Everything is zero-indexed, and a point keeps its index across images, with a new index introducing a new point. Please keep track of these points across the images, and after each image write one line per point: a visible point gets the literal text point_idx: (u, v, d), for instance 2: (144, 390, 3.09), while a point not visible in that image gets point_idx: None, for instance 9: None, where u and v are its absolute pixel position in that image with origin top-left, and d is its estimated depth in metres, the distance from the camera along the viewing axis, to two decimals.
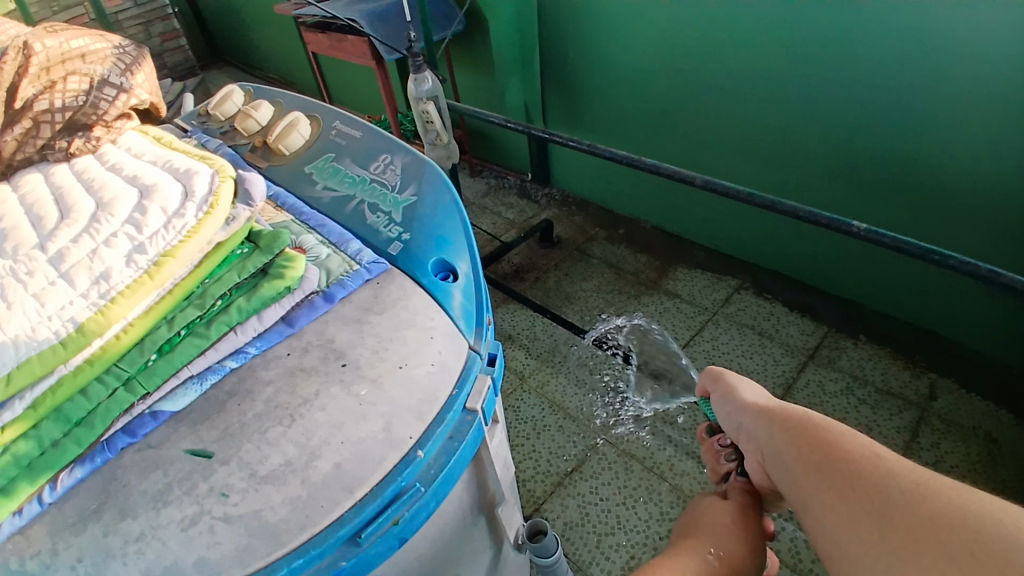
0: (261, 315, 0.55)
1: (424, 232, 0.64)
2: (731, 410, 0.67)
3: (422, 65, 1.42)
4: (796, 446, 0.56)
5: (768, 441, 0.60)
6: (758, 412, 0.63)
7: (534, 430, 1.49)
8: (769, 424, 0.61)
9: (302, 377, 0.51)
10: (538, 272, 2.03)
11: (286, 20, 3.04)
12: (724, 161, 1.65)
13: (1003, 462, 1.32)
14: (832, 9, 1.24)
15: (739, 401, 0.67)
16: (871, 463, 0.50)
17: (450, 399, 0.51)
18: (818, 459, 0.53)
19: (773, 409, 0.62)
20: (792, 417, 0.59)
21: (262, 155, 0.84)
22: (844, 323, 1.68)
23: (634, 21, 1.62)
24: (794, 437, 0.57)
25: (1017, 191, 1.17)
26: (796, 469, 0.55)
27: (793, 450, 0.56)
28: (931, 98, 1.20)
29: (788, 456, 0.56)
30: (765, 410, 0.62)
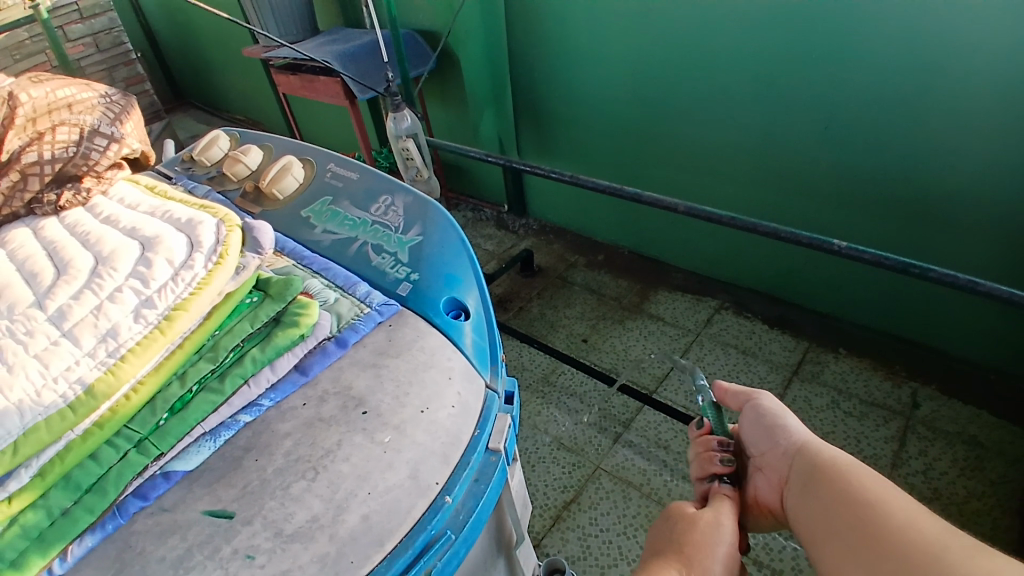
0: (275, 365, 0.54)
1: (433, 271, 0.64)
2: (764, 434, 0.68)
3: (400, 103, 1.44)
4: (831, 487, 0.57)
5: (802, 474, 0.60)
6: (794, 444, 0.64)
7: (529, 462, 1.48)
8: (807, 459, 0.61)
9: (322, 427, 0.50)
10: (522, 302, 2.03)
11: (253, 63, 3.05)
12: (698, 185, 1.70)
13: (991, 465, 1.35)
14: (796, 38, 1.31)
15: (775, 427, 0.67)
16: (901, 515, 0.51)
17: (473, 441, 0.51)
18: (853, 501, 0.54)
19: (811, 445, 0.63)
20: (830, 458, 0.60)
21: (252, 200, 0.82)
22: (823, 337, 1.72)
23: (604, 54, 1.68)
24: (830, 477, 0.58)
25: (978, 199, 1.24)
26: (828, 506, 0.56)
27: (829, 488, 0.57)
28: (892, 117, 1.27)
29: (824, 492, 0.57)
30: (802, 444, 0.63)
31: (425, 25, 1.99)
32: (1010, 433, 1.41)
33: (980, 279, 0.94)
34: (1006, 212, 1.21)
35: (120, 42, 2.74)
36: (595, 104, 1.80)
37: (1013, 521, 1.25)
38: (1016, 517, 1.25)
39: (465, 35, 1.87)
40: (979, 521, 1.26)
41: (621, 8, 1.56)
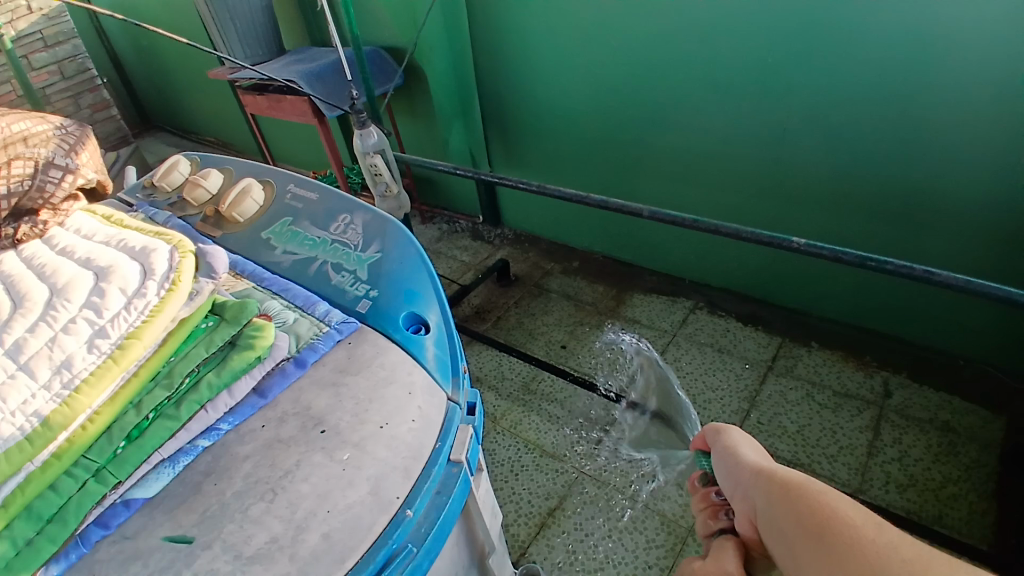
0: (232, 389, 0.54)
1: (392, 287, 0.65)
2: (729, 469, 0.57)
3: (366, 121, 1.44)
4: (797, 515, 0.45)
5: (764, 505, 0.49)
6: (757, 473, 0.52)
7: (512, 471, 1.48)
8: (767, 483, 0.50)
9: (281, 448, 0.50)
10: (499, 312, 2.04)
11: (221, 85, 3.03)
12: (665, 188, 1.73)
13: (961, 448, 1.38)
14: (750, 42, 1.35)
15: (739, 459, 0.56)
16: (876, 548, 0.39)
17: (434, 454, 0.52)
18: (820, 531, 0.43)
19: (775, 470, 0.51)
20: (793, 480, 0.49)
21: (212, 224, 0.83)
22: (795, 332, 1.75)
23: (567, 64, 1.71)
24: (792, 503, 0.46)
25: (933, 189, 1.28)
26: (793, 542, 0.44)
27: (792, 517, 0.45)
28: (846, 114, 1.31)
29: (787, 523, 0.45)
30: (765, 471, 0.52)
31: (390, 41, 2.01)
32: (978, 416, 1.45)
33: (936, 269, 0.97)
34: (960, 200, 1.26)
35: (84, 68, 2.70)
36: (561, 113, 1.83)
37: (987, 502, 1.28)
38: (989, 499, 1.28)
39: (429, 50, 1.87)
40: (954, 504, 1.29)
41: (581, 19, 1.59)
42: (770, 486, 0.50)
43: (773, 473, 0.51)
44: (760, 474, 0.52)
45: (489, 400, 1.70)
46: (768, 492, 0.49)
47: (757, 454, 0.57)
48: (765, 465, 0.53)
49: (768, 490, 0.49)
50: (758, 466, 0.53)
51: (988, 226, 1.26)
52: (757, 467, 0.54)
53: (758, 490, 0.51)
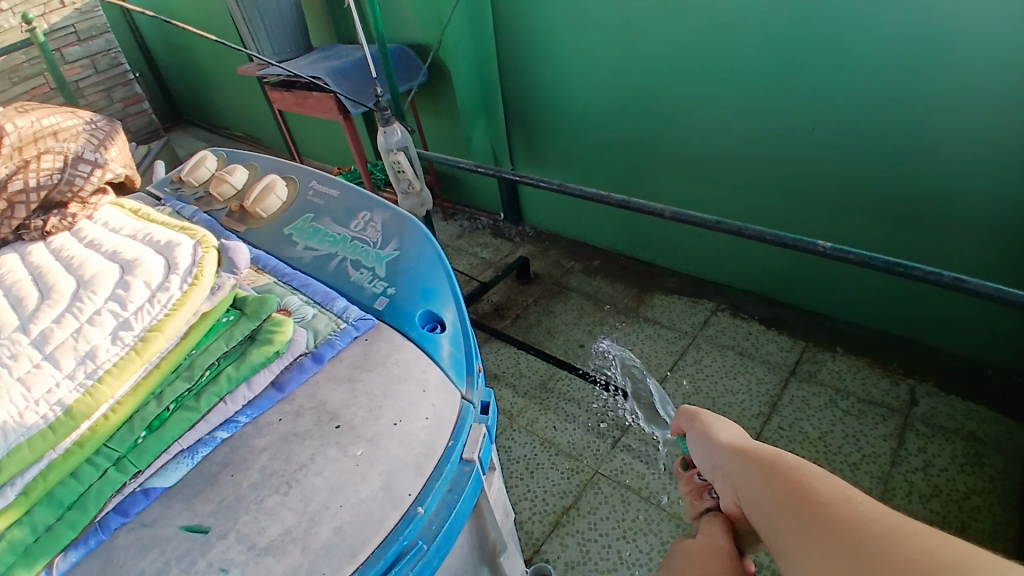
0: (252, 382, 0.55)
1: (409, 285, 0.66)
2: (706, 450, 0.59)
3: (390, 117, 1.45)
4: (777, 490, 0.48)
5: (743, 483, 0.52)
6: (733, 453, 0.55)
7: (527, 469, 1.48)
8: (745, 463, 0.53)
9: (297, 442, 0.51)
10: (518, 310, 2.04)
11: (249, 81, 3.09)
12: (688, 187, 1.71)
13: (990, 460, 1.34)
14: (778, 42, 1.32)
15: (714, 441, 0.58)
16: (851, 513, 0.42)
17: (447, 451, 0.52)
18: (799, 504, 0.45)
19: (750, 449, 0.54)
20: (768, 458, 0.51)
21: (237, 218, 0.85)
22: (818, 337, 1.72)
23: (590, 62, 1.70)
24: (770, 480, 0.49)
25: (968, 193, 1.24)
26: (773, 517, 0.47)
27: (773, 493, 0.48)
28: (877, 115, 1.27)
29: (766, 497, 0.48)
30: (740, 450, 0.55)
31: (415, 39, 2.02)
32: (1008, 427, 1.41)
33: (965, 277, 0.94)
34: (996, 206, 1.22)
35: (117, 63, 2.77)
36: (584, 112, 1.82)
37: (1015, 516, 1.24)
38: (1018, 512, 1.25)
39: (453, 47, 1.86)
40: (979, 516, 1.25)
41: (604, 18, 1.58)
42: (748, 466, 0.52)
43: (749, 453, 0.54)
44: (736, 454, 0.55)
45: (505, 398, 1.70)
46: (747, 472, 0.52)
47: (732, 433, 0.59)
48: (741, 445, 0.56)
49: (746, 470, 0.52)
50: (733, 446, 0.56)
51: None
52: (733, 446, 0.56)
53: (736, 469, 0.53)
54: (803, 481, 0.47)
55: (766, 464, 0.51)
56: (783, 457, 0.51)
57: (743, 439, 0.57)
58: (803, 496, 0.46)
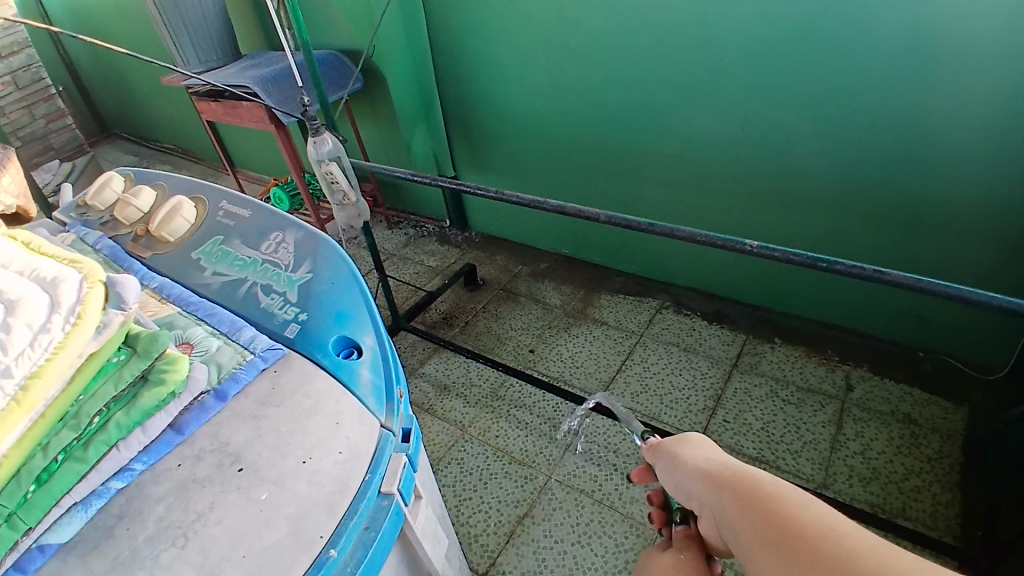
0: (145, 426, 0.52)
1: (322, 310, 0.64)
2: (678, 478, 0.54)
3: (320, 127, 1.39)
4: (744, 511, 0.44)
5: (718, 512, 0.47)
6: (704, 478, 0.50)
7: (480, 480, 1.45)
8: (717, 489, 0.48)
9: (195, 489, 0.49)
10: (467, 317, 2.01)
11: (177, 92, 2.95)
12: (626, 187, 1.73)
13: (925, 440, 1.40)
14: (699, 44, 1.36)
15: (685, 466, 0.54)
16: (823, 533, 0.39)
17: (363, 487, 0.50)
18: (775, 536, 0.41)
19: (723, 472, 0.49)
20: (739, 480, 0.47)
21: (144, 243, 0.81)
22: (759, 329, 1.77)
23: (523, 66, 1.70)
24: (738, 502, 0.45)
25: (885, 186, 1.30)
26: (750, 552, 0.42)
27: (746, 521, 0.43)
28: (797, 113, 1.32)
29: (741, 528, 0.44)
30: (712, 475, 0.50)
31: (350, 44, 1.97)
32: (940, 407, 1.48)
33: (887, 269, 0.97)
34: (913, 197, 1.28)
35: (38, 78, 2.60)
36: (523, 116, 1.82)
37: (951, 493, 1.30)
38: (953, 491, 1.30)
39: (389, 53, 1.83)
40: (919, 496, 1.30)
41: (538, 22, 1.58)
42: (720, 493, 0.47)
43: (721, 476, 0.49)
44: (708, 479, 0.50)
45: (456, 408, 1.67)
46: (720, 501, 0.47)
47: (707, 452, 0.55)
48: (712, 468, 0.51)
49: (719, 496, 0.47)
50: (704, 469, 0.51)
51: (941, 222, 1.27)
52: (704, 471, 0.51)
53: (709, 496, 0.49)
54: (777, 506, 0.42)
55: (733, 483, 0.47)
56: (756, 478, 0.46)
57: (718, 459, 0.53)
58: (777, 525, 0.41)
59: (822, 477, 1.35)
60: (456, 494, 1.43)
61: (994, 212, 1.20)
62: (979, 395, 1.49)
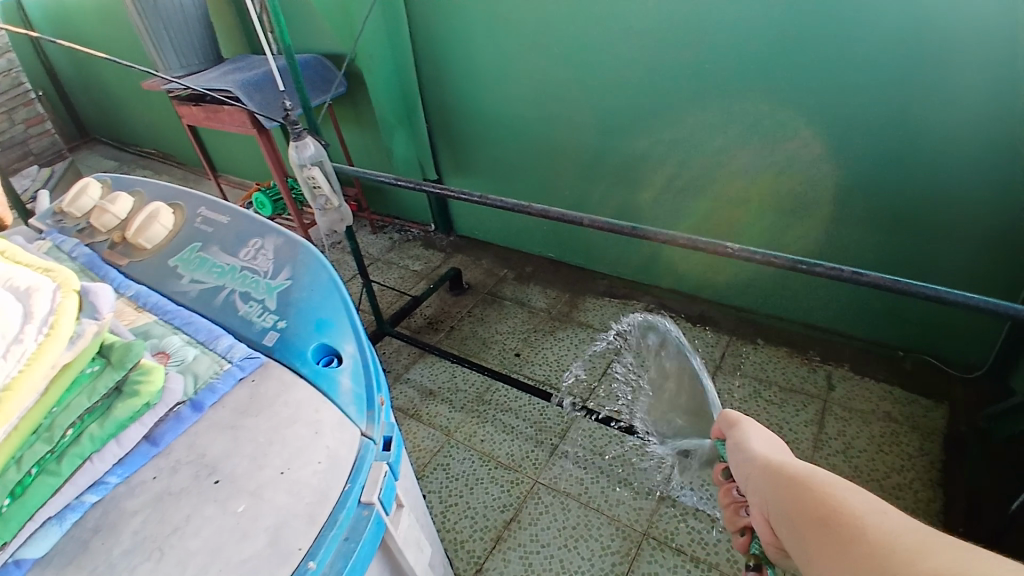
0: (120, 437, 0.51)
1: (301, 317, 0.64)
2: (742, 465, 0.62)
3: (302, 132, 1.37)
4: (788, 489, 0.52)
5: (769, 495, 0.54)
6: (763, 466, 0.58)
7: (467, 485, 1.44)
8: (774, 474, 0.55)
9: (171, 501, 0.48)
10: (452, 321, 2.00)
11: (157, 96, 2.91)
12: (610, 191, 1.74)
13: (906, 438, 1.42)
14: (680, 49, 1.37)
15: (750, 453, 0.61)
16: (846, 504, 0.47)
17: (342, 496, 0.49)
18: (816, 516, 0.47)
19: (782, 462, 0.57)
20: (796, 470, 0.54)
21: (121, 251, 0.79)
22: (742, 331, 1.78)
23: (505, 70, 1.70)
24: (784, 482, 0.53)
25: (862, 189, 1.32)
26: (794, 526, 0.49)
27: (795, 501, 0.50)
28: (776, 117, 1.34)
29: (789, 505, 0.50)
30: (772, 462, 0.57)
31: (332, 49, 1.96)
32: (921, 405, 1.49)
33: (864, 270, 0.98)
34: (889, 198, 1.30)
35: (17, 83, 2.57)
36: (506, 120, 1.82)
37: (932, 490, 1.30)
38: (938, 488, 1.30)
39: (370, 56, 1.76)
40: (900, 494, 1.30)
41: (520, 27, 1.58)
42: (775, 478, 0.55)
43: (779, 466, 0.56)
44: (766, 467, 0.57)
45: (441, 413, 1.66)
46: (773, 484, 0.54)
47: (772, 447, 0.62)
48: (774, 458, 0.58)
49: (772, 481, 0.54)
50: (765, 458, 0.59)
51: (917, 223, 1.30)
52: (766, 459, 0.58)
53: (764, 480, 0.56)
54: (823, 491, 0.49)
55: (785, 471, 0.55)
56: (812, 469, 0.53)
57: (781, 453, 0.60)
58: (819, 507, 0.48)
59: None
60: (443, 500, 1.42)
61: (968, 212, 1.23)
62: (959, 393, 1.50)
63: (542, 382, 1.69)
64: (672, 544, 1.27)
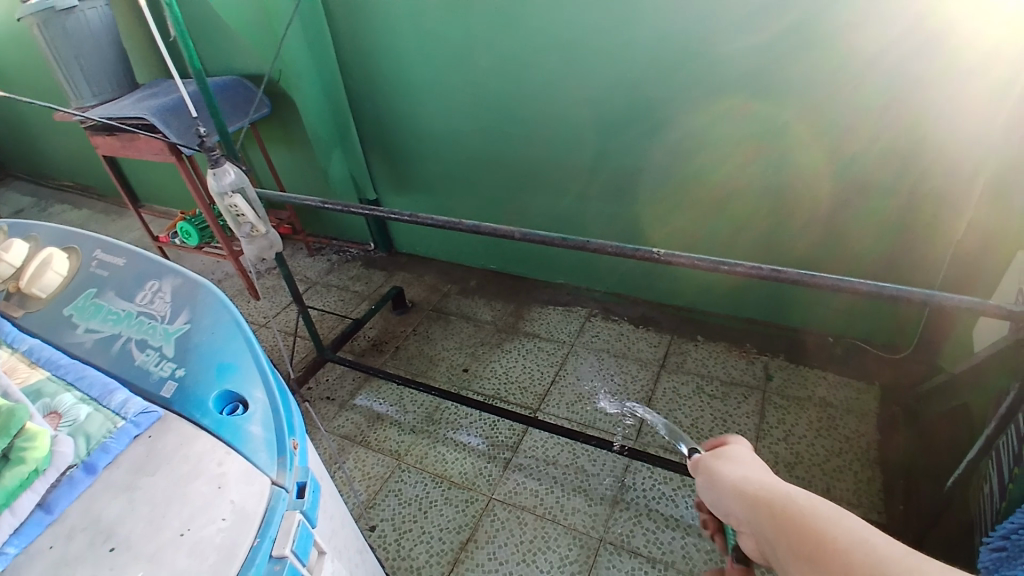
0: (12, 507, 0.47)
1: (201, 363, 0.61)
2: (715, 493, 0.58)
3: (219, 158, 1.30)
4: (769, 514, 0.49)
5: (754, 527, 0.51)
6: (739, 494, 0.54)
7: (420, 509, 1.40)
8: (754, 503, 0.52)
9: (66, 572, 0.44)
10: (397, 341, 1.96)
11: (69, 126, 2.74)
12: (549, 198, 1.77)
13: (842, 419, 1.47)
14: (604, 57, 1.41)
15: (722, 479, 0.58)
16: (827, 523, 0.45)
17: (251, 552, 0.47)
18: (806, 550, 0.44)
19: (760, 488, 0.53)
20: (776, 497, 0.50)
21: (16, 301, 0.74)
22: (681, 329, 1.82)
23: (435, 85, 1.71)
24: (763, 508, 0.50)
25: (782, 180, 1.41)
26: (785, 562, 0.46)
27: (782, 535, 0.47)
28: (700, 117, 1.41)
29: (777, 539, 0.47)
30: (750, 489, 0.54)
31: (255, 70, 1.90)
32: (853, 388, 1.55)
33: (788, 269, 1.01)
34: (807, 188, 1.40)
35: None
36: (440, 136, 1.82)
37: (871, 470, 1.34)
38: (876, 468, 1.35)
39: (296, 77, 1.71)
40: (841, 476, 1.34)
41: (447, 41, 1.59)
42: (756, 508, 0.51)
43: (756, 494, 0.53)
44: (745, 494, 0.54)
45: (391, 437, 1.61)
46: (753, 516, 0.51)
47: (750, 467, 0.59)
48: (749, 483, 0.55)
49: (753, 512, 0.51)
50: (740, 484, 0.55)
51: (843, 208, 1.38)
52: (742, 485, 0.55)
53: (744, 512, 0.52)
54: (811, 519, 0.46)
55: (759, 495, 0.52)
56: (794, 494, 0.50)
57: (755, 474, 0.56)
58: (809, 541, 0.44)
59: None
60: (396, 527, 1.37)
61: (880, 198, 1.33)
62: (887, 372, 1.58)
63: (491, 396, 1.68)
64: (628, 547, 1.27)
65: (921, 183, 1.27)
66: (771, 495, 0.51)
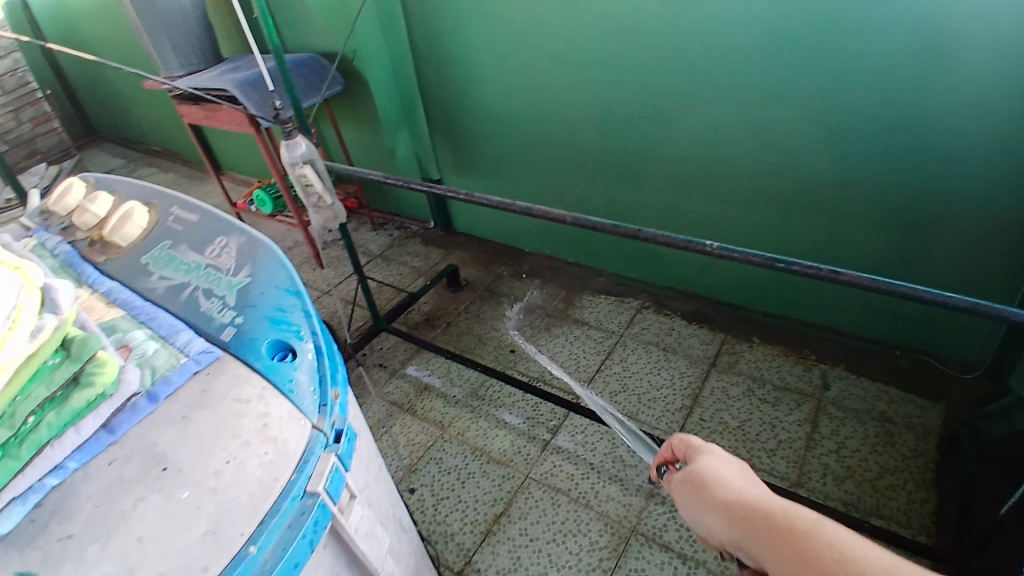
0: (78, 426, 0.53)
1: (257, 315, 0.66)
2: (697, 512, 0.56)
3: (292, 130, 1.38)
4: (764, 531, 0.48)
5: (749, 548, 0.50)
6: (724, 506, 0.53)
7: (459, 480, 1.44)
8: (745, 526, 0.50)
9: (123, 487, 0.50)
10: (449, 318, 2.01)
11: (161, 98, 2.95)
12: (606, 186, 1.75)
13: (901, 438, 1.39)
14: (669, 47, 1.39)
15: (701, 495, 0.56)
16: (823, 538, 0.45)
17: (288, 485, 0.51)
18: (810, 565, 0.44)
19: (747, 505, 0.52)
20: (770, 514, 0.49)
21: (98, 248, 0.81)
22: (736, 329, 1.78)
23: (499, 68, 1.72)
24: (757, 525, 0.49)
25: (850, 183, 1.34)
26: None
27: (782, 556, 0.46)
28: (768, 111, 1.36)
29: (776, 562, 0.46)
30: (736, 505, 0.52)
31: (328, 48, 1.98)
32: (916, 405, 1.47)
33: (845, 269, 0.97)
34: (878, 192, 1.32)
35: None
36: (502, 118, 1.84)
37: (926, 491, 1.28)
38: (928, 487, 1.28)
39: (368, 55, 1.88)
40: (893, 494, 1.28)
41: (511, 25, 1.60)
42: (747, 531, 0.50)
43: (743, 512, 0.51)
44: (730, 514, 0.52)
45: (437, 408, 1.67)
46: (747, 540, 0.49)
47: (719, 470, 0.57)
48: (730, 497, 0.53)
49: (744, 534, 0.50)
50: (724, 501, 0.53)
51: (912, 216, 1.31)
52: (723, 501, 0.53)
53: (735, 533, 0.51)
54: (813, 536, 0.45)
55: (746, 511, 0.51)
56: (784, 508, 0.49)
57: (731, 481, 0.55)
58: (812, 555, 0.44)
59: (795, 475, 1.34)
60: (434, 494, 1.42)
61: (960, 208, 1.24)
62: (954, 390, 1.48)
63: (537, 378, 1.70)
64: (661, 539, 1.27)
65: (1000, 192, 1.18)
66: (760, 511, 0.50)
